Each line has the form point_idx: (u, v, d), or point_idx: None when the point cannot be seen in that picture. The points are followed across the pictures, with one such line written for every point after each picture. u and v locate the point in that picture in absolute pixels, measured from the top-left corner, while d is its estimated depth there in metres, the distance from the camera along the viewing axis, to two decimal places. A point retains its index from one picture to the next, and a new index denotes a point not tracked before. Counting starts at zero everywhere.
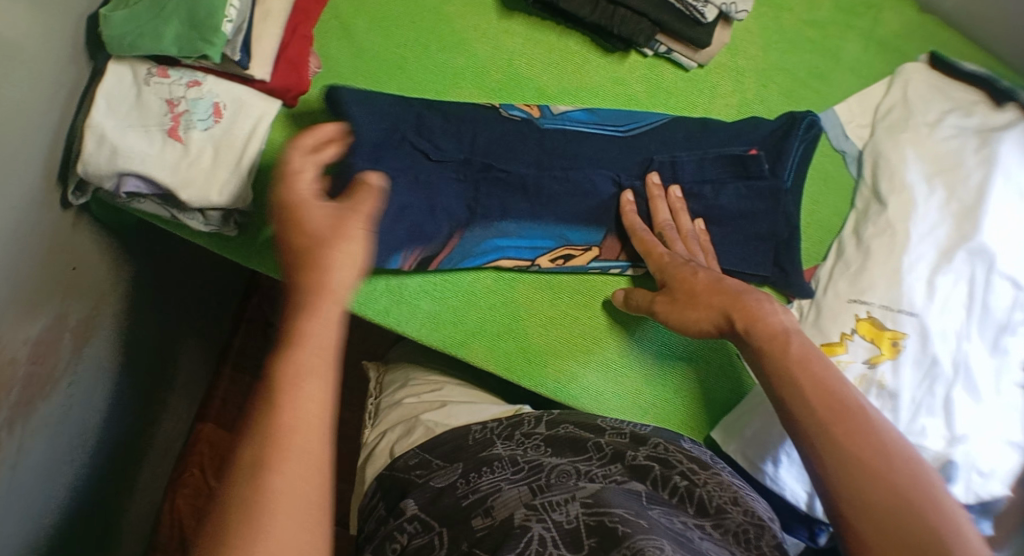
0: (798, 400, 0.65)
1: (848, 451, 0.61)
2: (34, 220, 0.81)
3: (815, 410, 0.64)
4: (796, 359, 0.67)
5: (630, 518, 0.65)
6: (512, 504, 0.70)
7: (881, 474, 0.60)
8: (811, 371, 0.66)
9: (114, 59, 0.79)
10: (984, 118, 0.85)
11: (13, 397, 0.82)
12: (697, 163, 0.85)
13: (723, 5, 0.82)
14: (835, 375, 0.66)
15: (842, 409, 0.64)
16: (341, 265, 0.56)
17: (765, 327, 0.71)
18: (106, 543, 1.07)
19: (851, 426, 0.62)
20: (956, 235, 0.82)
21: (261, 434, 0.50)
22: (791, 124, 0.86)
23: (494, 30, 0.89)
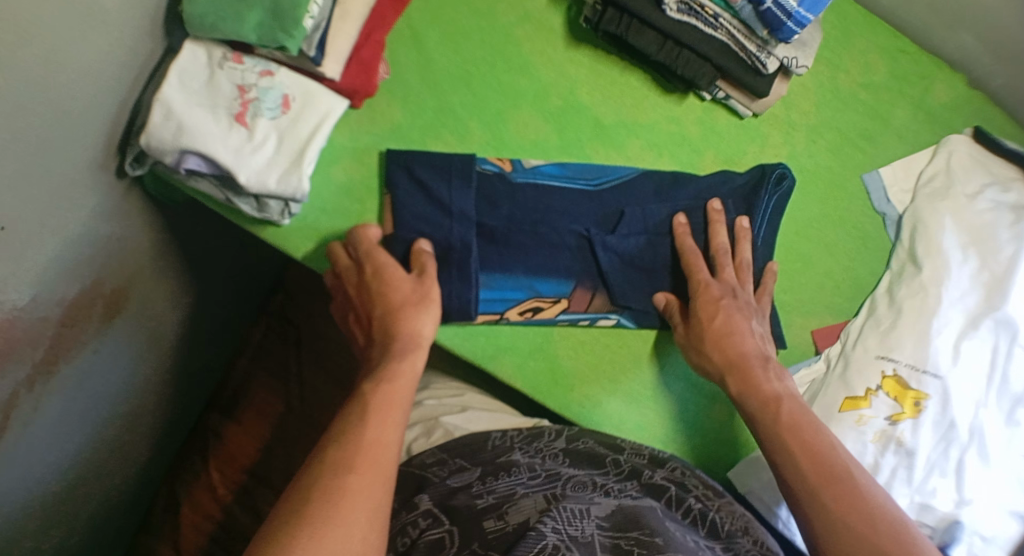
0: (799, 455, 0.72)
1: (839, 515, 0.67)
2: (87, 183, 0.82)
3: (812, 464, 0.71)
4: (794, 423, 0.75)
5: (647, 540, 0.66)
6: (529, 511, 0.71)
7: (859, 519, 0.67)
8: (800, 437, 0.73)
9: (191, 39, 0.81)
10: (1021, 195, 0.89)
11: (39, 354, 0.82)
12: (667, 213, 0.88)
13: (785, 58, 0.85)
14: (822, 440, 0.73)
15: (831, 473, 0.70)
16: (423, 322, 0.79)
17: (764, 393, 0.78)
18: (100, 513, 1.06)
19: (846, 484, 0.69)
20: (985, 305, 0.85)
21: (353, 435, 0.68)
22: (759, 179, 0.89)
23: (559, 57, 0.91)
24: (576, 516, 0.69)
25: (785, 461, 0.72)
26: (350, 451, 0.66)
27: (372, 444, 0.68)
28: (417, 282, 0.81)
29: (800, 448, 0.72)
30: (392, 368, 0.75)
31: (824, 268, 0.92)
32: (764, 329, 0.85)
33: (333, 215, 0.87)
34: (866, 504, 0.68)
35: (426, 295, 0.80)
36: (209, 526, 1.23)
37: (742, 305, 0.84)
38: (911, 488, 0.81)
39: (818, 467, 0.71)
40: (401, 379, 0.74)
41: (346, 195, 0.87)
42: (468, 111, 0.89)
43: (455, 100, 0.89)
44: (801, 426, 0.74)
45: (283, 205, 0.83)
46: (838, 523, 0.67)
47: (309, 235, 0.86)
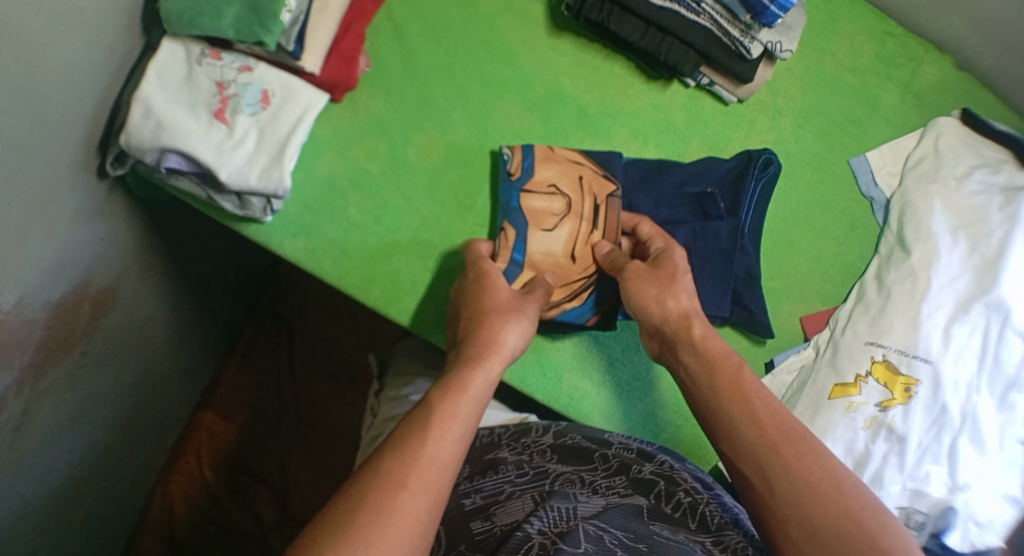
0: (749, 423, 0.66)
1: (794, 479, 0.62)
2: (69, 183, 0.82)
3: (762, 436, 0.65)
4: (746, 385, 0.68)
5: (630, 543, 0.65)
6: (516, 512, 0.71)
7: (812, 490, 0.61)
8: (748, 398, 0.67)
9: (169, 36, 0.80)
10: (1010, 176, 0.87)
11: (27, 358, 0.82)
12: (653, 201, 0.87)
13: (768, 42, 0.84)
14: (771, 401, 0.67)
15: (783, 432, 0.65)
16: (513, 333, 0.75)
17: (718, 346, 0.72)
18: (95, 515, 1.06)
19: (795, 443, 0.64)
20: (975, 288, 0.84)
21: (401, 451, 0.61)
22: (746, 163, 0.87)
23: (542, 46, 0.91)
24: (562, 514, 0.68)
25: (736, 425, 0.66)
26: (402, 463, 0.60)
27: (434, 461, 0.61)
28: (517, 297, 0.79)
29: (746, 412, 0.67)
30: (465, 379, 0.69)
31: (813, 254, 0.92)
32: (685, 286, 0.78)
33: (317, 210, 0.86)
34: (820, 465, 0.63)
35: (520, 307, 0.78)
36: (205, 524, 1.22)
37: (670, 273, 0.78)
38: (903, 474, 0.80)
39: (766, 440, 0.65)
40: (472, 396, 0.68)
41: (329, 190, 0.87)
42: (451, 103, 0.89)
43: (437, 93, 0.89)
44: (746, 386, 0.68)
45: (265, 202, 0.83)
46: (789, 492, 0.62)
47: (293, 231, 0.86)
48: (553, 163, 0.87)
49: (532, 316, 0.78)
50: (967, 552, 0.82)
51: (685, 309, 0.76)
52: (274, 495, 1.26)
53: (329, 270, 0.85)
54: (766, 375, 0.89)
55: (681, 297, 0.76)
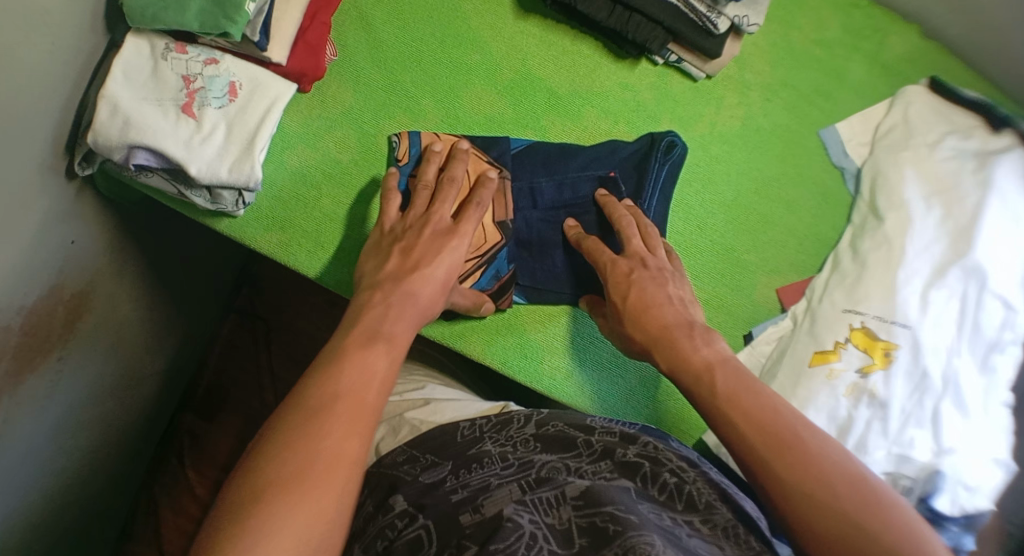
0: (734, 436, 0.65)
1: (797, 488, 0.61)
2: (38, 185, 0.81)
3: (750, 450, 0.64)
4: (722, 402, 0.68)
5: (620, 516, 0.63)
6: (503, 501, 0.70)
7: (817, 491, 0.60)
8: (741, 407, 0.66)
9: (133, 32, 0.79)
10: (982, 142, 0.88)
11: (3, 365, 0.81)
12: (556, 186, 0.86)
13: (735, 17, 0.85)
14: (769, 407, 0.66)
15: (780, 442, 0.63)
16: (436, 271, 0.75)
17: (697, 364, 0.71)
18: (79, 526, 1.05)
19: (799, 450, 0.63)
20: (950, 253, 0.84)
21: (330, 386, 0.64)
22: (650, 147, 0.88)
23: (510, 30, 0.91)
24: (552, 504, 0.69)
25: (729, 434, 0.66)
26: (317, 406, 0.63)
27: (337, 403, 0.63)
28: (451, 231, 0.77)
29: (746, 421, 0.65)
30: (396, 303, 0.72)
31: (787, 226, 0.92)
32: (647, 303, 0.76)
33: (289, 202, 0.86)
34: (822, 469, 0.61)
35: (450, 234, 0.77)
36: (192, 530, 1.21)
37: (657, 272, 0.78)
38: (887, 439, 0.80)
39: (757, 454, 0.64)
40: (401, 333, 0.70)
41: (299, 181, 0.86)
42: (420, 90, 0.88)
43: (406, 80, 0.88)
44: (743, 392, 0.67)
45: (237, 195, 0.82)
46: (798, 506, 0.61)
47: (265, 224, 0.85)
48: (440, 148, 0.85)
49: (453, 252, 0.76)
50: (958, 517, 0.78)
51: (653, 336, 0.75)
52: None
53: (303, 262, 0.85)
54: (744, 347, 0.89)
55: (646, 324, 0.75)
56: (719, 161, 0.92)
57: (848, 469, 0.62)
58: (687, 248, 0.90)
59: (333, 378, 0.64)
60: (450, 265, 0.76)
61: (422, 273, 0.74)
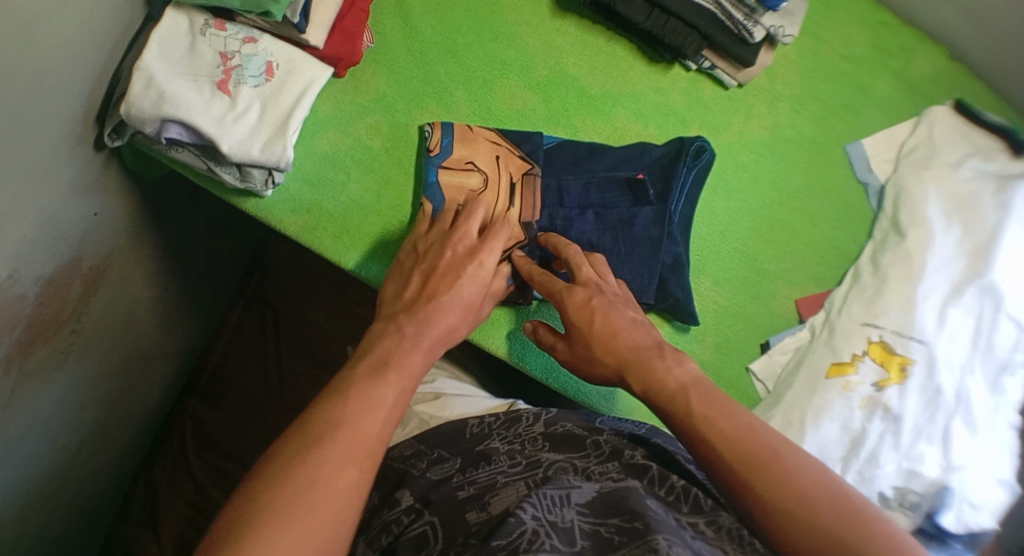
0: (709, 457, 0.64)
1: (782, 507, 0.59)
2: (67, 153, 0.81)
3: (731, 473, 0.62)
4: (697, 422, 0.65)
5: (626, 526, 0.63)
6: (510, 499, 0.69)
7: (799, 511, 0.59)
8: (715, 426, 0.64)
9: (172, 6, 0.80)
10: (1003, 165, 0.89)
11: (18, 332, 0.81)
12: (583, 185, 0.86)
13: (770, 27, 0.85)
14: (741, 424, 0.64)
15: (755, 458, 0.62)
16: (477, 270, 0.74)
17: (670, 390, 0.68)
18: (78, 500, 1.04)
19: (776, 468, 0.61)
20: (968, 272, 0.85)
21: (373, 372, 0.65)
22: (679, 150, 0.87)
23: (546, 27, 0.91)
24: (556, 503, 0.67)
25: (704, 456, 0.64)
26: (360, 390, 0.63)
27: (351, 432, 0.60)
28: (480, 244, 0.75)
29: (722, 440, 0.63)
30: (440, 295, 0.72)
31: (808, 238, 0.93)
32: (613, 326, 0.73)
33: (317, 186, 0.86)
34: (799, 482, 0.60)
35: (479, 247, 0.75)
36: (189, 510, 1.21)
37: (614, 300, 0.76)
38: (897, 453, 0.81)
39: (736, 476, 0.62)
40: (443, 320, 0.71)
41: (328, 166, 0.86)
42: (454, 81, 0.89)
43: (440, 70, 0.89)
44: (715, 410, 0.66)
45: (266, 175, 0.82)
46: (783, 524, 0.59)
47: (292, 206, 0.85)
48: (471, 142, 0.86)
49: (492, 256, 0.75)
50: (963, 534, 0.80)
51: (622, 360, 0.72)
52: None
53: (328, 247, 0.85)
54: (761, 356, 0.89)
55: (614, 349, 0.73)
56: (744, 170, 0.93)
57: (825, 485, 0.60)
58: (709, 254, 0.91)
59: (349, 404, 0.62)
60: (479, 286, 0.74)
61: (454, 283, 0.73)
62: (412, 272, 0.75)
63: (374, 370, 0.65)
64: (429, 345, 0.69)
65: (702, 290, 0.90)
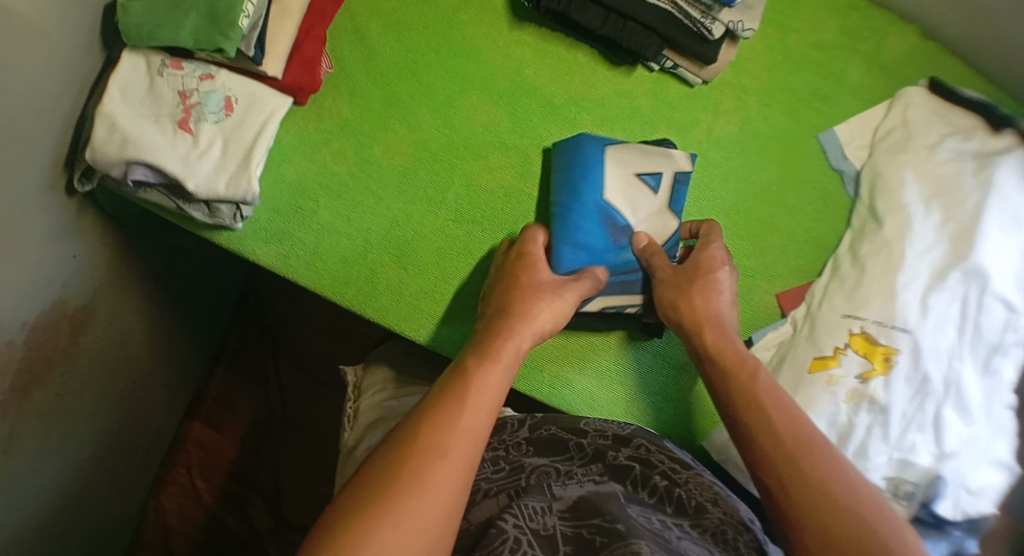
0: (769, 438, 0.67)
1: (815, 487, 0.63)
2: (40, 202, 0.82)
3: (779, 444, 0.66)
4: (763, 395, 0.70)
5: (607, 527, 0.63)
6: (491, 510, 0.70)
7: (825, 498, 0.62)
8: (769, 413, 0.68)
9: (128, 48, 0.80)
10: (982, 143, 0.87)
11: (9, 380, 0.82)
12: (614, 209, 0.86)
13: (730, 22, 0.84)
14: (790, 413, 0.68)
15: (803, 445, 0.66)
16: (548, 313, 0.77)
17: (730, 352, 0.75)
18: (90, 536, 1.06)
19: (812, 459, 0.64)
20: (952, 256, 0.83)
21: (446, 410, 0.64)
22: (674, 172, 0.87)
23: (505, 39, 0.91)
24: (538, 511, 0.67)
25: (760, 427, 0.68)
26: (431, 435, 0.62)
27: (462, 435, 0.63)
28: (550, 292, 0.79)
29: (765, 426, 0.67)
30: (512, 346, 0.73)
31: (786, 231, 0.92)
32: (709, 281, 0.81)
33: (287, 215, 0.86)
34: (838, 468, 0.64)
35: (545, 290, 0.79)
36: (197, 535, 1.21)
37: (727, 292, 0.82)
38: (887, 445, 0.80)
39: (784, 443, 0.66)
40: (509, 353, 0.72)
41: (297, 194, 0.86)
42: (416, 101, 0.89)
43: (402, 91, 0.89)
44: (764, 401, 0.69)
45: (234, 209, 0.83)
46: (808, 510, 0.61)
47: (265, 237, 0.86)
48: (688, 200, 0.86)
49: (568, 299, 0.79)
50: (960, 521, 0.79)
51: (705, 311, 0.79)
52: (268, 502, 1.25)
53: (302, 274, 0.85)
54: None
55: (697, 300, 0.80)
56: (717, 167, 0.92)
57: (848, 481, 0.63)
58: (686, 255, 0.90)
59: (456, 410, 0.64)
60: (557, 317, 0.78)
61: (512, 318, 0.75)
62: (506, 294, 0.78)
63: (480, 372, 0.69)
64: (506, 369, 0.70)
65: None
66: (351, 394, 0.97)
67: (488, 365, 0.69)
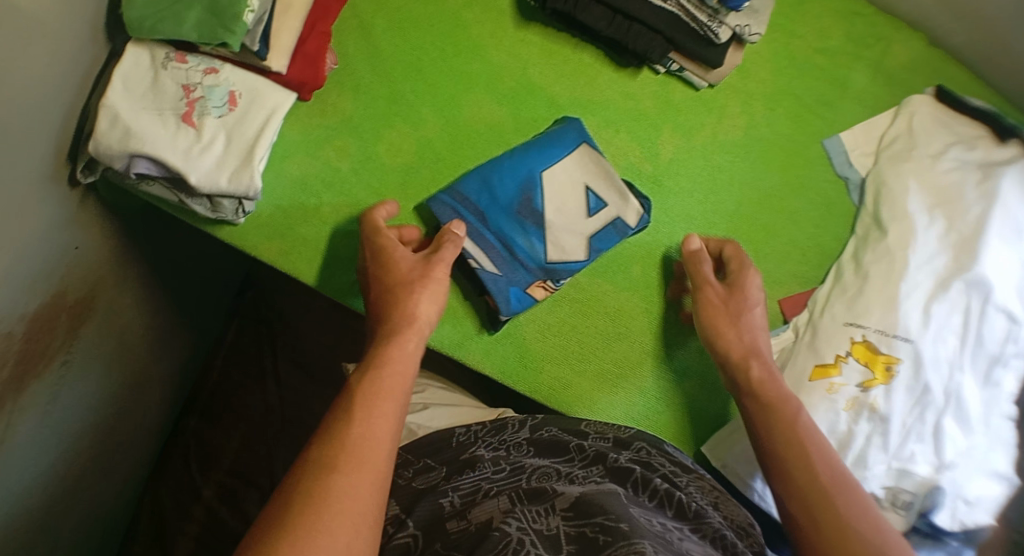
0: (804, 476, 0.70)
1: (843, 523, 0.66)
2: (41, 194, 0.82)
3: (812, 481, 0.69)
4: (800, 426, 0.73)
5: (610, 525, 0.62)
6: (492, 511, 0.69)
7: (854, 539, 0.65)
8: (806, 448, 0.72)
9: (133, 41, 0.80)
10: (986, 153, 0.87)
11: (8, 371, 0.82)
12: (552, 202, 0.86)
13: (737, 26, 0.84)
14: (822, 448, 0.72)
15: (835, 479, 0.70)
16: (428, 302, 0.77)
17: (775, 391, 0.76)
18: (86, 528, 1.06)
19: (843, 495, 0.68)
20: (954, 266, 0.83)
21: (338, 435, 0.64)
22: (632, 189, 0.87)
23: (510, 38, 0.90)
24: (542, 513, 0.67)
25: (794, 463, 0.71)
26: (331, 457, 0.62)
27: (362, 445, 0.63)
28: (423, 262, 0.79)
29: (800, 460, 0.71)
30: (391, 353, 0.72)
31: (789, 237, 0.92)
32: (749, 318, 0.82)
33: (289, 211, 0.86)
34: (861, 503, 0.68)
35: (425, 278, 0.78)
36: (195, 528, 1.21)
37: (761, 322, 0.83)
38: (887, 453, 0.80)
39: (818, 479, 0.70)
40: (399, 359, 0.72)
41: (299, 191, 0.86)
42: (420, 99, 0.89)
43: (406, 89, 0.89)
44: (800, 433, 0.73)
45: (236, 204, 0.83)
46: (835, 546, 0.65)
47: (267, 233, 0.85)
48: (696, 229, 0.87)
49: (443, 280, 0.78)
50: (958, 533, 0.79)
51: (752, 348, 0.80)
52: (265, 496, 1.24)
53: (303, 271, 0.85)
54: None
55: (744, 337, 0.81)
56: (721, 171, 0.91)
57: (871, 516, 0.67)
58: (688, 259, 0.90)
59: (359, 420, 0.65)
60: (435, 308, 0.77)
61: (413, 302, 0.76)
62: (381, 293, 0.78)
63: (375, 377, 0.69)
64: (406, 356, 0.72)
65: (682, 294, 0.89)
66: (350, 392, 1.01)
67: (383, 362, 0.71)
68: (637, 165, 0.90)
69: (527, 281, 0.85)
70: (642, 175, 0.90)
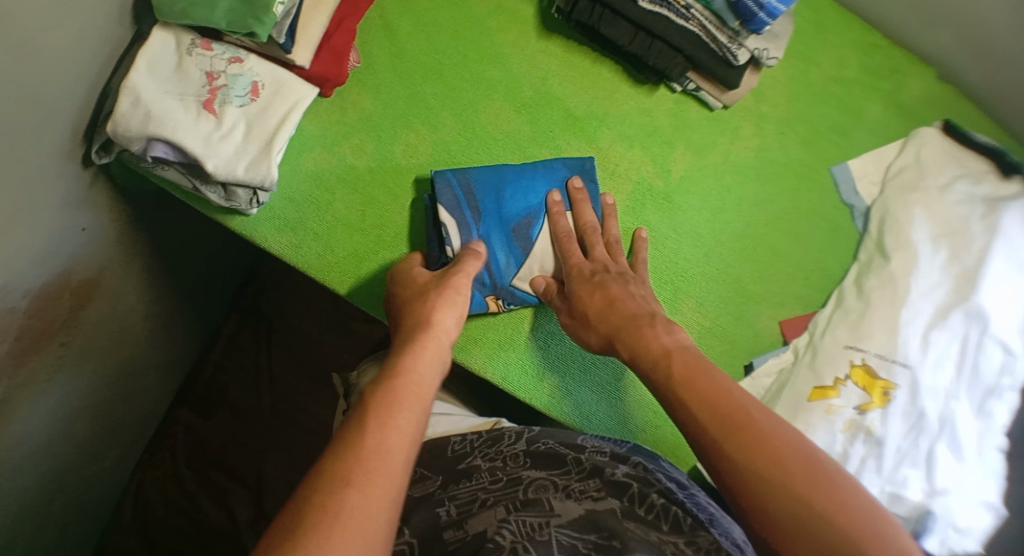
0: (694, 422, 0.67)
1: (774, 479, 0.62)
2: (57, 170, 0.82)
3: (709, 426, 0.66)
4: (683, 378, 0.70)
5: (603, 544, 0.67)
6: (488, 520, 0.71)
7: (774, 473, 0.62)
8: (698, 392, 0.69)
9: (160, 25, 0.80)
10: (992, 188, 0.89)
11: (7, 346, 0.81)
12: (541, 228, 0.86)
13: (756, 50, 0.85)
14: (725, 386, 0.68)
15: (737, 419, 0.66)
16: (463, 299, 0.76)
17: (650, 350, 0.74)
18: (69, 513, 1.04)
19: (756, 432, 0.65)
20: (955, 296, 0.85)
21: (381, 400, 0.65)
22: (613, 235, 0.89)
23: (533, 48, 0.92)
24: (534, 528, 0.69)
25: (682, 411, 0.68)
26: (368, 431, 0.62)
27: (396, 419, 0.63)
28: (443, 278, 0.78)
29: (700, 406, 0.67)
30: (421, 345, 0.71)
31: (794, 260, 0.93)
32: (610, 283, 0.80)
33: (303, 205, 0.86)
34: (782, 442, 0.64)
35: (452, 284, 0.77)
36: (181, 523, 1.20)
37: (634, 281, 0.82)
38: (880, 478, 0.81)
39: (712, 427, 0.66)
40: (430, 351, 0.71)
41: (315, 185, 0.87)
42: (440, 102, 0.90)
43: (427, 91, 0.90)
44: (695, 379, 0.70)
45: (251, 194, 0.83)
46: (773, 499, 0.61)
47: (278, 225, 0.86)
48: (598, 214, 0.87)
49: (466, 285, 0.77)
50: None
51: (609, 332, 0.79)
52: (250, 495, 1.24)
53: (312, 265, 0.85)
54: (745, 377, 0.89)
55: (606, 315, 0.79)
56: (731, 192, 0.93)
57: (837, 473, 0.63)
58: (695, 276, 0.91)
59: (381, 422, 0.62)
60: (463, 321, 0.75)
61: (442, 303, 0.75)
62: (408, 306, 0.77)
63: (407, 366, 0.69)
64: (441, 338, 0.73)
65: (687, 312, 0.90)
66: (345, 399, 0.99)
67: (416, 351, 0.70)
68: (649, 180, 0.91)
69: (484, 290, 0.84)
70: (654, 190, 0.91)
